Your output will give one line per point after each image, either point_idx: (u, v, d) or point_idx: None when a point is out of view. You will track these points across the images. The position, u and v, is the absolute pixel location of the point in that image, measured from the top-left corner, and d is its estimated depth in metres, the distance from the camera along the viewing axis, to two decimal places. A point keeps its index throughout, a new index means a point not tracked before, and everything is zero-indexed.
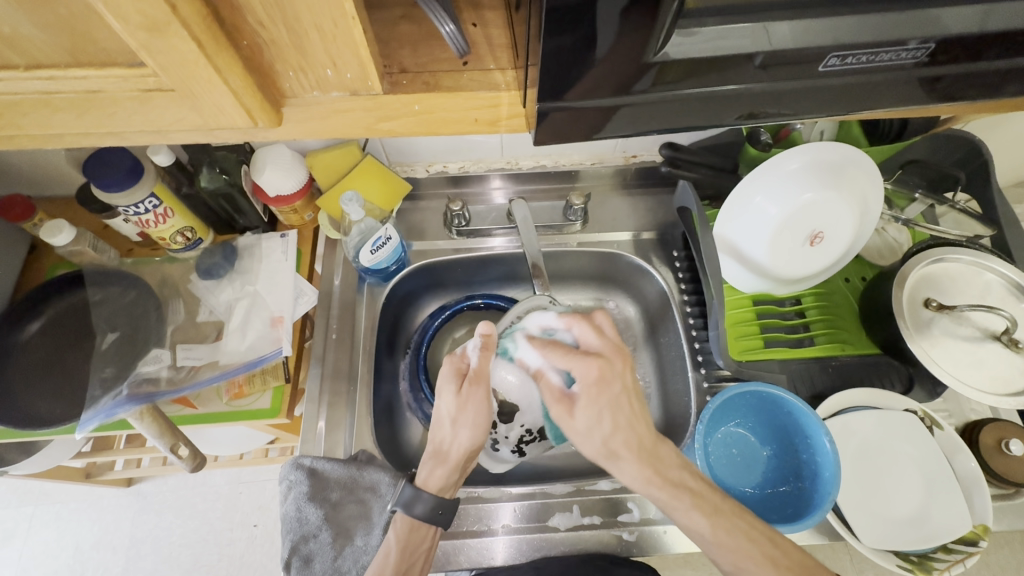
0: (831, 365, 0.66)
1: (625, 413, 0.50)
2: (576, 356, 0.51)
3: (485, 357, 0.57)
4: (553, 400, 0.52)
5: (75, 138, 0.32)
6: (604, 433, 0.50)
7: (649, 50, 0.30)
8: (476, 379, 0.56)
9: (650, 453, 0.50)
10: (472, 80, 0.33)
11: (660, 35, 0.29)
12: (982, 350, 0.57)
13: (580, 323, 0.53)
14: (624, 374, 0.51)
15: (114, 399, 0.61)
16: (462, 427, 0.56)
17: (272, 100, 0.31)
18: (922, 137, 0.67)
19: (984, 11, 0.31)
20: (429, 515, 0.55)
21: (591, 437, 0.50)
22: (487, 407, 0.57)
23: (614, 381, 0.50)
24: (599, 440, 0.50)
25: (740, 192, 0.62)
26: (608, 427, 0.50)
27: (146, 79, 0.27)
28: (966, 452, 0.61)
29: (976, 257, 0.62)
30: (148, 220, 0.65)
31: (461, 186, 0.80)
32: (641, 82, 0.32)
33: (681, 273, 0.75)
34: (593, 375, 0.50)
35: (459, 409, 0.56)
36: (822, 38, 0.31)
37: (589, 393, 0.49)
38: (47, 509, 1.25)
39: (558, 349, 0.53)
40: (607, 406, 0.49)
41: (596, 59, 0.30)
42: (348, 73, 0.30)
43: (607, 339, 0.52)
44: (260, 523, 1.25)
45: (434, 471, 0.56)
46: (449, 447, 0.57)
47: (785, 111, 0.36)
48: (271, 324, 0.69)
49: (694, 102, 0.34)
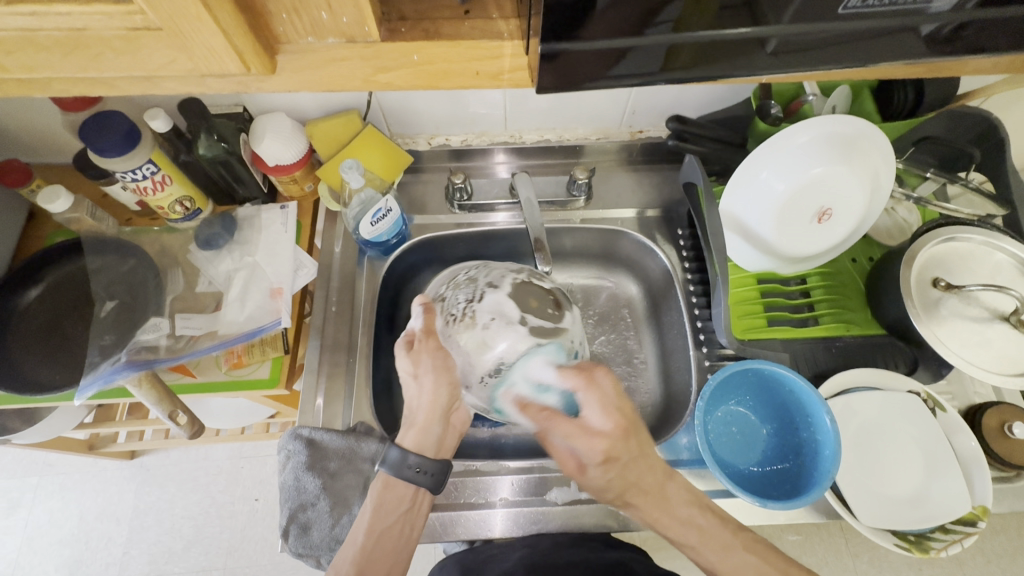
0: (835, 345, 0.65)
1: (632, 470, 0.51)
2: (578, 436, 0.50)
3: (430, 319, 0.58)
4: (563, 463, 0.52)
5: (65, 86, 0.31)
6: (617, 487, 0.51)
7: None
8: (424, 336, 0.57)
9: (656, 497, 0.52)
10: (474, 29, 0.32)
11: None
12: (990, 331, 0.56)
13: (585, 390, 0.50)
14: (632, 445, 0.50)
15: (112, 365, 0.61)
16: (423, 378, 0.56)
17: (266, 45, 0.30)
18: (938, 114, 0.65)
19: None
20: (410, 474, 0.54)
21: (603, 493, 0.52)
22: (446, 362, 0.57)
23: (623, 453, 0.50)
24: (611, 496, 0.52)
25: (747, 167, 0.61)
26: (617, 488, 0.51)
27: (133, 16, 0.26)
28: (966, 432, 0.60)
29: (988, 236, 0.60)
30: (146, 187, 0.64)
31: (464, 159, 0.79)
32: (649, 30, 0.31)
33: (685, 252, 0.74)
34: (600, 455, 0.49)
35: (416, 365, 0.56)
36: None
37: (599, 469, 0.50)
38: (52, 480, 1.26)
39: (558, 419, 0.51)
40: (618, 477, 0.51)
41: (604, 4, 0.29)
42: (345, 16, 0.29)
43: (609, 414, 0.50)
44: (261, 497, 1.26)
45: (407, 432, 0.56)
46: (416, 409, 0.57)
47: (794, 68, 0.35)
48: (269, 295, 0.69)
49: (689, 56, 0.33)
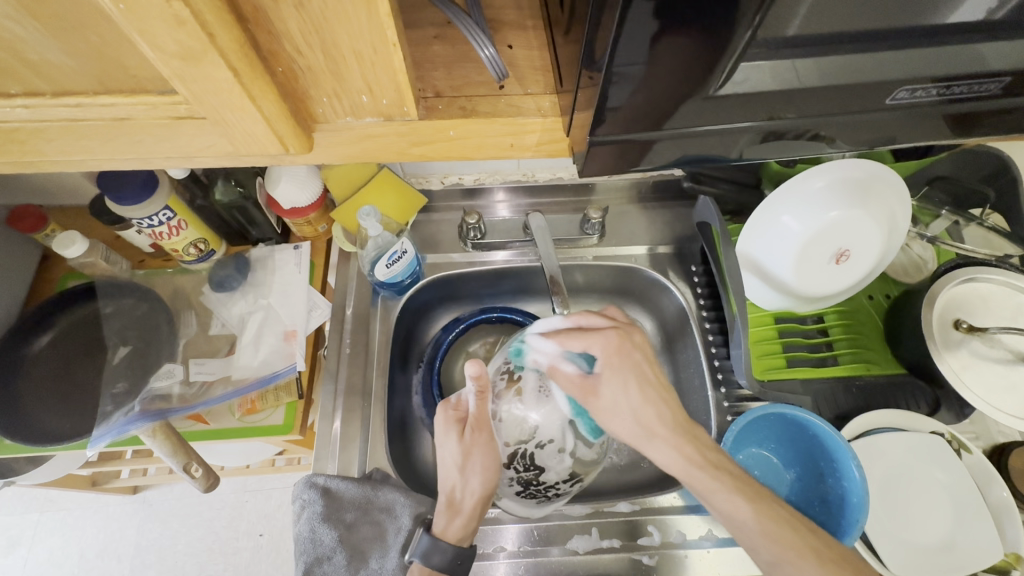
0: (855, 385, 0.64)
1: (648, 383, 0.50)
2: (592, 333, 0.51)
3: (483, 401, 0.55)
4: (575, 390, 0.51)
5: (99, 163, 0.31)
6: (632, 410, 0.49)
7: (710, 87, 0.30)
8: (478, 427, 0.55)
9: (687, 431, 0.49)
10: (509, 105, 0.32)
11: (721, 74, 0.29)
12: (1016, 374, 0.56)
13: (587, 315, 0.54)
14: (632, 347, 0.51)
15: (126, 415, 0.60)
16: (471, 474, 0.55)
17: (304, 126, 0.30)
18: (949, 154, 0.66)
19: None
20: (449, 565, 0.53)
21: (621, 416, 0.49)
22: (496, 454, 0.55)
23: (629, 355, 0.50)
24: (633, 413, 0.49)
25: (765, 208, 0.61)
26: (655, 408, 0.49)
27: (176, 106, 0.26)
28: (998, 481, 0.59)
29: (1008, 277, 0.60)
30: (162, 233, 0.64)
31: (476, 198, 0.79)
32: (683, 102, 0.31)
33: (699, 289, 0.74)
34: (614, 345, 0.50)
35: (464, 456, 0.55)
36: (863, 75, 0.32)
37: (608, 368, 0.50)
38: (52, 516, 1.24)
39: (571, 336, 0.52)
40: (630, 373, 0.50)
41: (644, 80, 0.29)
42: (384, 99, 0.29)
43: (614, 317, 0.54)
44: (266, 533, 1.24)
45: (452, 521, 0.54)
46: (461, 495, 0.55)
47: (804, 129, 0.36)
48: (284, 338, 0.68)
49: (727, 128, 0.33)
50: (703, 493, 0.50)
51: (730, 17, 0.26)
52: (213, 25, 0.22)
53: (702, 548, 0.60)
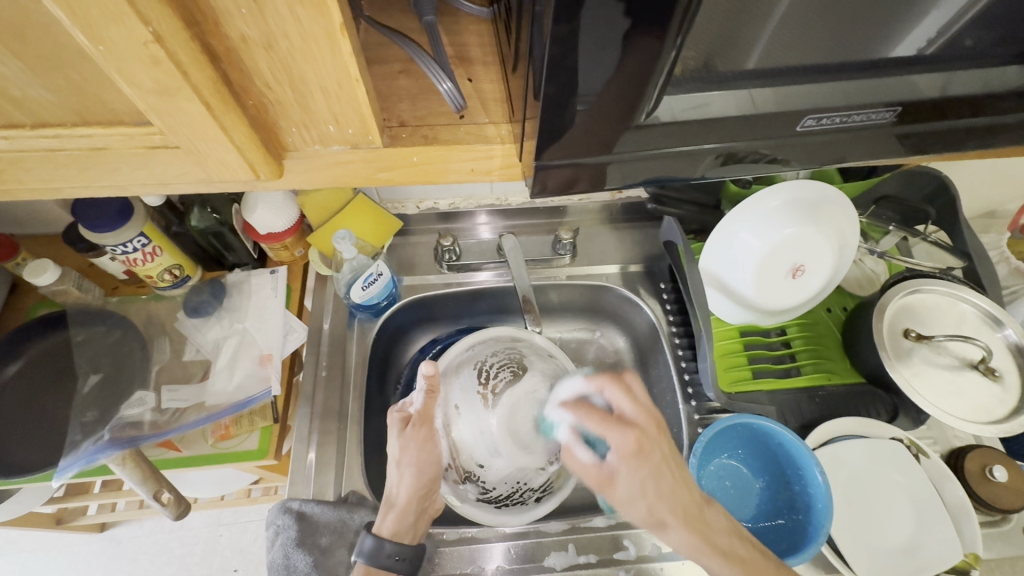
0: (818, 395, 0.67)
1: (666, 478, 0.46)
2: (613, 424, 0.46)
3: (430, 400, 0.58)
4: (591, 478, 0.47)
5: (74, 190, 0.32)
6: (647, 498, 0.45)
7: (639, 112, 0.32)
8: (419, 422, 0.57)
9: (697, 519, 0.46)
10: (469, 133, 0.35)
11: (649, 99, 0.31)
12: (962, 379, 0.59)
13: (612, 386, 0.49)
14: (653, 455, 0.46)
15: (95, 444, 0.59)
16: (406, 468, 0.56)
17: (274, 154, 0.32)
18: (894, 173, 0.70)
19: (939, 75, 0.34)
20: (388, 562, 0.52)
21: (635, 508, 0.46)
22: (432, 449, 0.58)
23: (653, 448, 0.46)
24: (644, 510, 0.46)
25: (724, 226, 0.64)
26: (655, 500, 0.45)
27: (152, 136, 0.28)
28: (953, 480, 0.62)
29: (949, 287, 0.64)
30: (136, 258, 0.64)
31: (451, 222, 0.81)
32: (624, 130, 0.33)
33: (668, 305, 0.77)
34: (631, 447, 0.45)
35: (402, 451, 0.57)
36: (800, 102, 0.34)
37: (627, 464, 0.45)
38: (13, 558, 1.19)
39: (591, 411, 0.47)
40: (650, 478, 0.45)
41: (587, 111, 0.31)
42: (350, 128, 0.31)
43: (641, 405, 0.48)
44: (240, 568, 1.20)
45: (386, 517, 0.55)
46: (397, 492, 0.56)
47: (765, 155, 0.38)
48: (259, 362, 0.68)
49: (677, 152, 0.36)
50: (711, 506, 0.48)
51: (657, 52, 0.28)
52: (186, 64, 0.24)
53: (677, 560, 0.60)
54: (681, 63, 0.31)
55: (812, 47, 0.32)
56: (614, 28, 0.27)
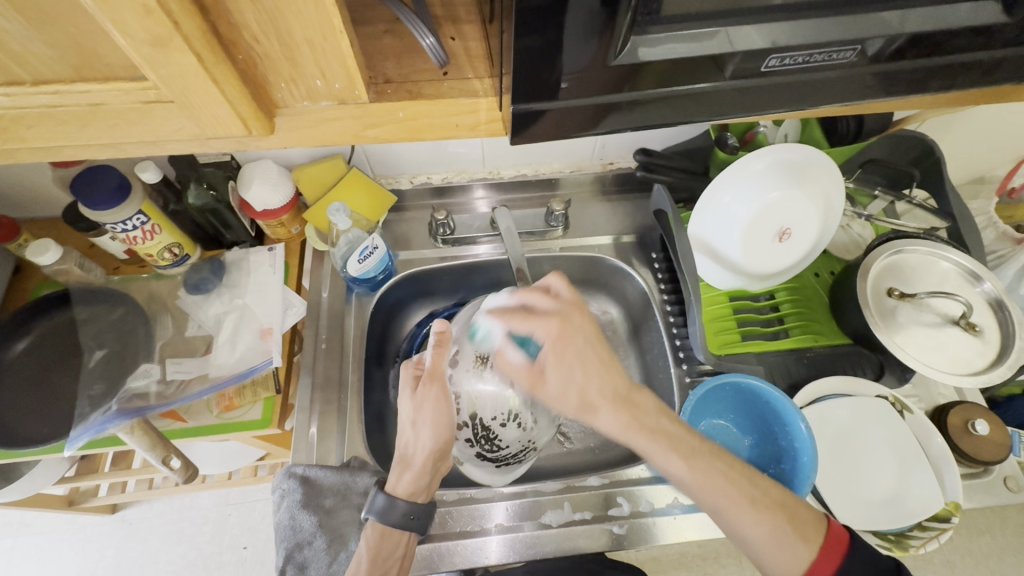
0: (806, 356, 0.69)
1: (592, 362, 0.51)
2: (535, 317, 0.50)
3: (438, 356, 0.55)
4: (521, 379, 0.51)
5: (75, 150, 0.34)
6: (578, 388, 0.50)
7: (609, 54, 0.32)
8: (429, 380, 0.55)
9: (626, 401, 0.51)
10: (453, 88, 0.36)
11: (619, 39, 0.32)
12: (944, 334, 0.61)
13: (534, 298, 0.52)
14: (572, 337, 0.50)
15: (103, 414, 0.61)
16: (421, 427, 0.56)
17: (265, 109, 0.33)
18: (880, 137, 0.71)
19: (902, 16, 0.35)
20: (402, 522, 0.55)
21: (566, 399, 0.50)
22: (447, 407, 0.56)
23: (573, 336, 0.51)
24: (574, 400, 0.50)
25: (710, 192, 0.65)
26: (586, 380, 0.50)
27: (147, 91, 0.29)
28: (933, 432, 0.64)
29: (932, 247, 0.65)
30: (136, 237, 0.66)
31: (445, 197, 0.83)
32: (598, 82, 0.34)
33: (660, 274, 0.78)
34: (555, 331, 0.50)
35: (416, 411, 0.56)
36: (767, 41, 0.34)
37: (553, 354, 0.50)
38: (27, 541, 1.22)
39: (516, 313, 0.51)
40: (574, 358, 0.50)
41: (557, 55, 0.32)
42: (337, 83, 0.32)
43: (555, 307, 0.52)
44: (249, 545, 1.23)
45: (402, 477, 0.57)
46: (412, 451, 0.57)
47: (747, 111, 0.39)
48: (260, 336, 0.70)
49: (655, 102, 0.37)
50: (640, 392, 0.52)
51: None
52: (176, 14, 0.25)
53: (670, 515, 0.63)
54: (654, 7, 0.31)
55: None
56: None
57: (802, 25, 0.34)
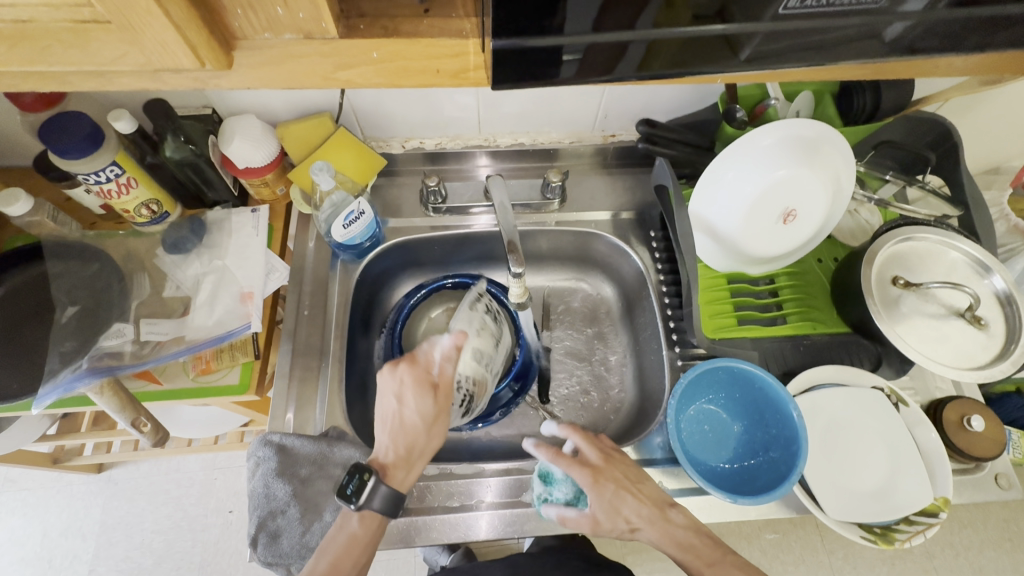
0: (803, 343, 0.67)
1: (631, 484, 0.56)
2: (574, 465, 0.56)
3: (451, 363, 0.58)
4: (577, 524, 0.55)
5: (16, 81, 0.31)
6: (624, 509, 0.54)
7: None
8: (446, 384, 0.57)
9: (661, 520, 0.54)
10: (433, 27, 0.33)
11: None
12: (947, 327, 0.59)
13: (576, 433, 0.58)
14: (618, 466, 0.57)
15: (73, 372, 0.59)
16: (436, 429, 0.56)
17: (222, 41, 0.30)
18: (896, 118, 0.68)
19: None
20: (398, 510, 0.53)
21: (616, 522, 0.54)
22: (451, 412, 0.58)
23: (608, 475, 0.56)
24: (621, 526, 0.54)
25: (714, 169, 0.62)
26: (627, 516, 0.54)
27: (80, 9, 0.26)
28: (927, 425, 0.62)
29: (943, 236, 0.62)
30: (111, 190, 0.63)
31: (439, 163, 0.79)
32: (591, 25, 0.30)
33: (658, 254, 0.75)
34: (590, 477, 0.55)
35: (433, 413, 0.56)
36: None
37: (594, 497, 0.54)
38: (14, 495, 1.22)
39: (563, 456, 0.56)
40: (616, 502, 0.54)
41: None
42: (301, 12, 0.29)
43: (593, 449, 0.57)
44: (235, 509, 1.23)
45: (405, 473, 0.55)
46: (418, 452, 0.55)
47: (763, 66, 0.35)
48: (239, 299, 0.68)
49: (660, 56, 0.33)
50: (672, 510, 0.56)
51: None
52: None
53: None
54: None
55: None
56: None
57: None
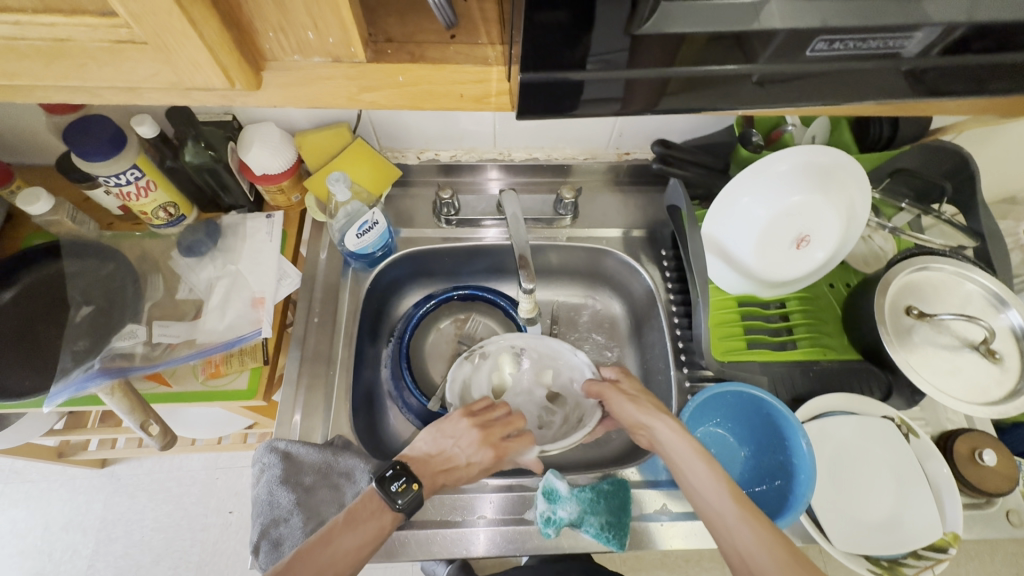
0: (812, 369, 0.66)
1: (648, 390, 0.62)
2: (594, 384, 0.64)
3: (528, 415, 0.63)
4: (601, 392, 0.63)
5: (49, 93, 0.31)
6: (637, 399, 0.60)
7: (635, 25, 0.29)
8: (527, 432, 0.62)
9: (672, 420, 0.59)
10: (459, 53, 0.33)
11: (646, 11, 0.28)
12: (960, 359, 0.58)
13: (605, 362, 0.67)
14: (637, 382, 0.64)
15: (85, 372, 0.59)
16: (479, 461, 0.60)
17: (251, 62, 0.31)
18: (912, 146, 0.68)
19: (969, 3, 0.30)
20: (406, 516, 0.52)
21: (630, 407, 0.60)
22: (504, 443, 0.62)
23: (627, 384, 0.63)
24: (635, 414, 0.59)
25: (728, 192, 0.62)
26: (645, 406, 0.59)
27: (117, 29, 0.27)
28: (938, 458, 0.62)
29: (958, 267, 0.62)
30: (130, 193, 0.63)
31: (453, 175, 0.80)
32: (616, 54, 0.31)
33: (668, 272, 0.75)
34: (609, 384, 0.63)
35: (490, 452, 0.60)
36: (815, 20, 0.29)
37: (615, 391, 0.62)
38: (17, 487, 1.23)
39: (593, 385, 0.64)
40: (635, 397, 0.61)
41: (569, 22, 0.28)
42: (331, 36, 0.30)
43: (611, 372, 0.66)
44: (235, 510, 1.23)
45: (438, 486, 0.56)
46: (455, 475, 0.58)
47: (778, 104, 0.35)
48: (251, 305, 0.68)
49: (682, 87, 0.33)
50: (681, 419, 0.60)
51: None
52: None
53: (657, 522, 0.61)
54: None
55: None
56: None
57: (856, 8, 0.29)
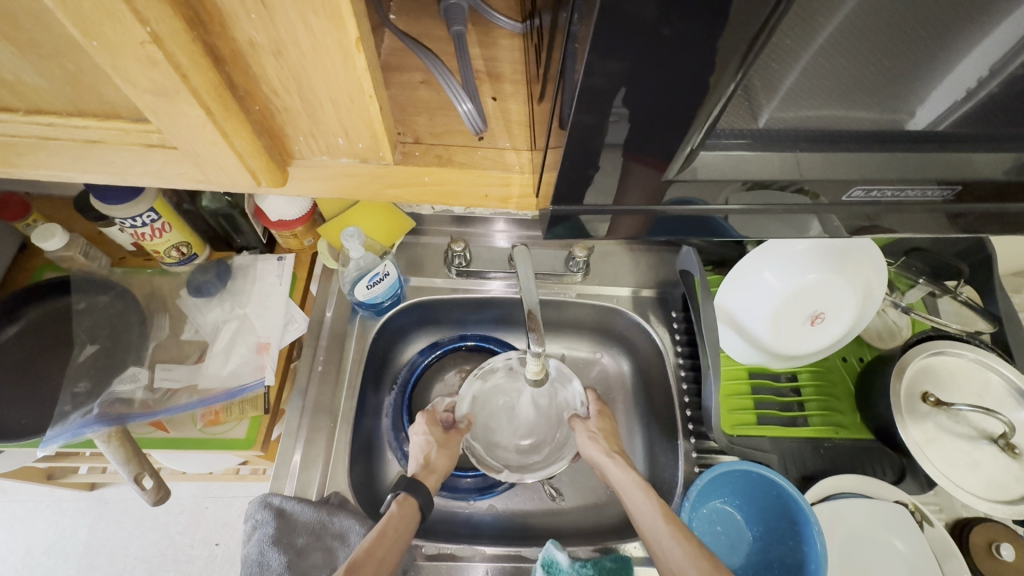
0: (823, 447, 0.65)
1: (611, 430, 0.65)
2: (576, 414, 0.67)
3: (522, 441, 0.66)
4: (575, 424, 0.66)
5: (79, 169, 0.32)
6: (593, 435, 0.63)
7: (684, 139, 0.30)
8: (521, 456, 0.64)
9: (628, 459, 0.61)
10: (486, 158, 0.37)
11: (689, 142, 0.30)
12: (977, 452, 0.56)
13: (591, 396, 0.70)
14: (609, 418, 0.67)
15: (82, 417, 0.59)
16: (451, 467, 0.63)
17: (278, 160, 0.34)
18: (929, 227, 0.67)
19: (1013, 159, 0.33)
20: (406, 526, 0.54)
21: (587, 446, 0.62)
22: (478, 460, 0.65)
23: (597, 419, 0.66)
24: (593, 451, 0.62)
25: (745, 266, 0.62)
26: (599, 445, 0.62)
27: (149, 135, 0.31)
28: (958, 557, 0.58)
29: (980, 355, 0.61)
30: (144, 233, 0.63)
31: (466, 226, 0.80)
32: (643, 156, 0.31)
33: (678, 335, 0.74)
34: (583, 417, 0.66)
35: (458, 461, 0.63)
36: (853, 173, 0.33)
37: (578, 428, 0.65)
38: (3, 506, 1.20)
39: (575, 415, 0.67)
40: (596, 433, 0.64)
41: (599, 129, 0.29)
42: (360, 143, 0.33)
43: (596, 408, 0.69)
44: (222, 542, 1.20)
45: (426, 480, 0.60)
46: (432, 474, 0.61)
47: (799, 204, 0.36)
48: (256, 350, 0.67)
49: (706, 186, 0.33)
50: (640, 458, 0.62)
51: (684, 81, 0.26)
52: (187, 68, 0.25)
53: None
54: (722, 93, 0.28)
55: (850, 102, 0.31)
56: (665, 24, 0.23)
57: (896, 159, 0.33)
